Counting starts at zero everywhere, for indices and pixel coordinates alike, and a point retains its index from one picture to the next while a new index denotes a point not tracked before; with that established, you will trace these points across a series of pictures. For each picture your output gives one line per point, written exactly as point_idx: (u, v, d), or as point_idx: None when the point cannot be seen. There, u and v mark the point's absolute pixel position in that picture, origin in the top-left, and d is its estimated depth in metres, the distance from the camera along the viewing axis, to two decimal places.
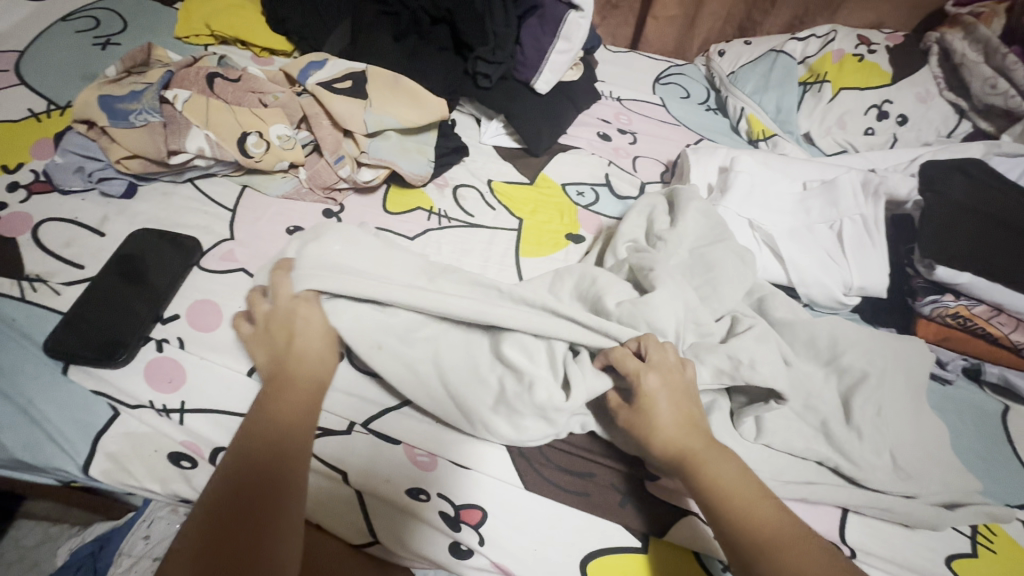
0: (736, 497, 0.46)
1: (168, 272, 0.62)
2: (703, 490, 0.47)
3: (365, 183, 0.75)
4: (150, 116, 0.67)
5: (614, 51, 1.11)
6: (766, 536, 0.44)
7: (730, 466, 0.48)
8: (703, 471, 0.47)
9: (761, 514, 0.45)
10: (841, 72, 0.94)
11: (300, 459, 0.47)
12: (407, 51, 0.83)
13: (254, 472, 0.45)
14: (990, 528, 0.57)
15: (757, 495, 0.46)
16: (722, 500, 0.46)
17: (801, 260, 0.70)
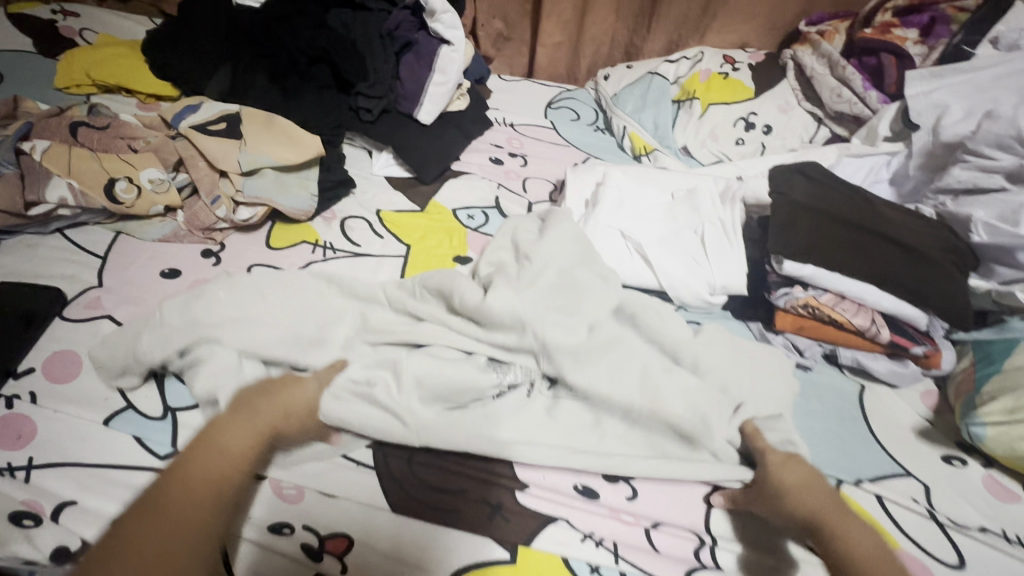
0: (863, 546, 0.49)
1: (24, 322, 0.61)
2: (836, 544, 0.50)
3: (244, 221, 0.75)
4: (3, 169, 0.66)
5: (508, 80, 1.16)
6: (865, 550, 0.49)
7: (859, 528, 0.51)
8: (842, 534, 0.50)
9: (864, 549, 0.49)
10: (708, 89, 1.01)
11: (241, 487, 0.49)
12: (286, 91, 0.85)
13: (194, 490, 0.46)
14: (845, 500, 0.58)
15: (881, 555, 0.49)
16: (841, 536, 0.50)
17: (668, 265, 0.73)
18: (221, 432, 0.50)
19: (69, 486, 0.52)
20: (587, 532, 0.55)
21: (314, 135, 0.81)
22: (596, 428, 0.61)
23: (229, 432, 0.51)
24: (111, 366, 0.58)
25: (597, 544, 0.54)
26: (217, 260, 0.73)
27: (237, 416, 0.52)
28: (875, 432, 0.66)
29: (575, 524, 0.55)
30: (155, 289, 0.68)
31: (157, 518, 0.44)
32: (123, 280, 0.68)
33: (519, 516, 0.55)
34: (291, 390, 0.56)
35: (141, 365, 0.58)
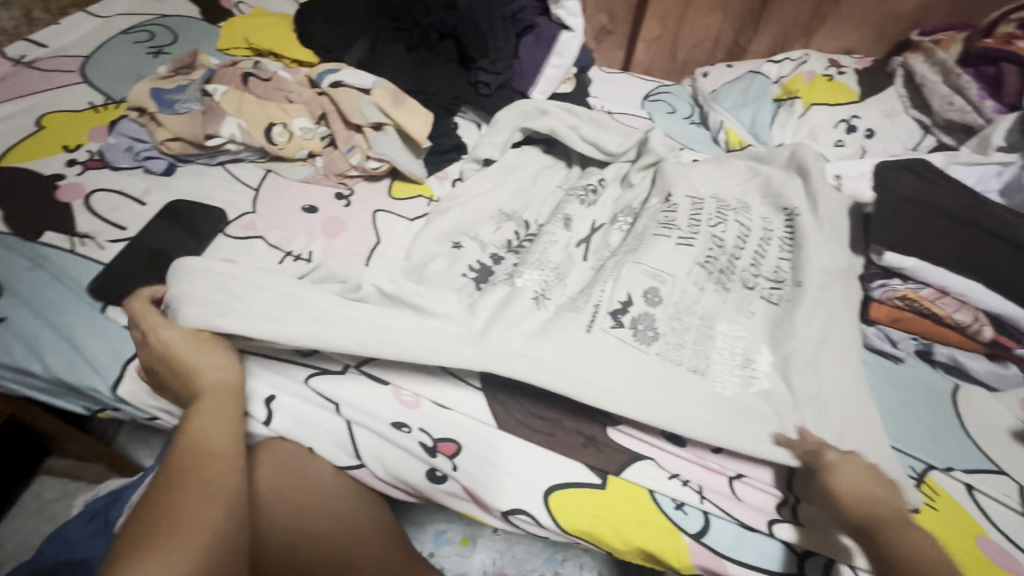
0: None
1: (181, 248, 0.70)
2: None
3: (373, 170, 0.84)
4: (192, 104, 0.78)
5: (608, 72, 1.22)
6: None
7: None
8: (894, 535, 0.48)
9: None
10: (811, 90, 1.03)
11: (205, 502, 0.46)
12: (417, 61, 0.94)
13: (185, 473, 0.47)
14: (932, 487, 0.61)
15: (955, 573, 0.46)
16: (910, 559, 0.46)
17: (773, 270, 0.71)
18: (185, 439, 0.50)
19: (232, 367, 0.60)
20: (673, 472, 0.58)
21: (426, 109, 0.88)
22: None
23: (197, 420, 0.51)
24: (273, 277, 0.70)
25: (683, 483, 0.57)
26: (348, 202, 0.82)
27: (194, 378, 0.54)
28: (967, 427, 0.67)
29: (661, 464, 0.59)
30: (299, 220, 0.78)
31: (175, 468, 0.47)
32: (272, 209, 0.79)
33: (611, 448, 0.59)
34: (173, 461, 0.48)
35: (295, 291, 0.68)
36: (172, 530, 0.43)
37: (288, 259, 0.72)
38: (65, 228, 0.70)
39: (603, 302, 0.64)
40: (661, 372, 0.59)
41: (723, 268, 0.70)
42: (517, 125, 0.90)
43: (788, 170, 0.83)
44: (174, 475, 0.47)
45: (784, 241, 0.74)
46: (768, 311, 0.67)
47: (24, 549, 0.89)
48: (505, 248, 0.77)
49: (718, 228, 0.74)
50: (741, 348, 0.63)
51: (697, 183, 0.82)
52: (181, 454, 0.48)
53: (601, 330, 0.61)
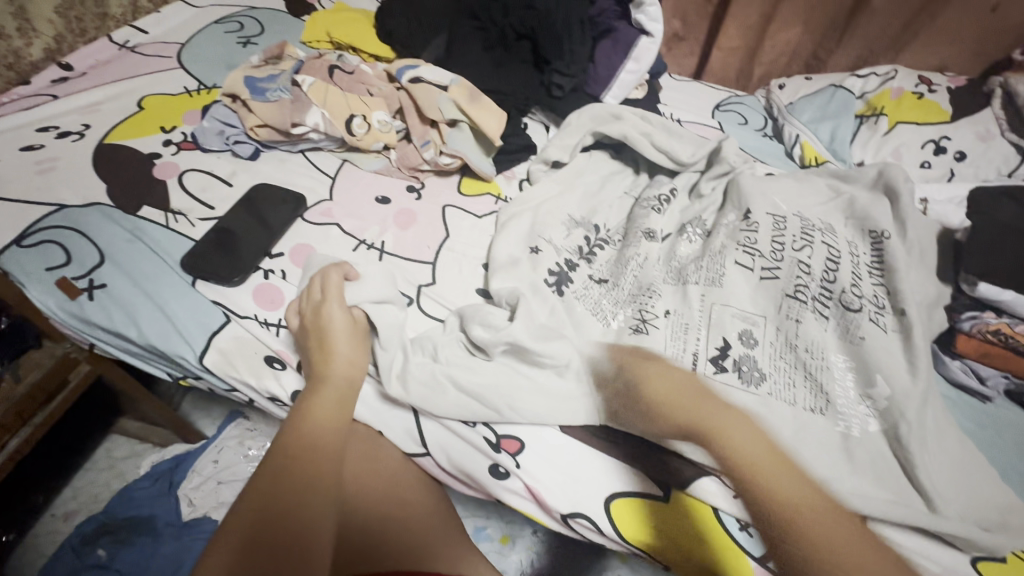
0: (759, 466, 0.54)
1: (252, 235, 0.72)
2: None
3: (445, 165, 0.85)
4: (282, 93, 0.82)
5: (678, 79, 1.20)
6: (804, 523, 0.49)
7: None
8: None
9: (765, 447, 0.57)
10: (899, 107, 0.98)
11: (312, 504, 0.49)
12: (494, 60, 0.95)
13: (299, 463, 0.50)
14: None
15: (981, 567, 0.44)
16: None
17: (852, 292, 0.68)
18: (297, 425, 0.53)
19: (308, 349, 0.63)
20: None
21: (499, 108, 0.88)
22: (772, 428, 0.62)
23: (316, 406, 0.55)
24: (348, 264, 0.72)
25: (750, 504, 0.57)
26: (419, 195, 0.84)
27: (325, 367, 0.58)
28: None
29: (726, 482, 0.58)
30: (373, 211, 0.80)
31: (281, 456, 0.50)
32: (348, 198, 0.81)
33: (672, 460, 0.59)
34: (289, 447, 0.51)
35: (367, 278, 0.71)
36: (274, 521, 0.46)
37: (361, 247, 0.74)
38: (159, 204, 0.75)
39: (700, 349, 0.67)
40: (769, 410, 0.63)
41: (817, 296, 0.70)
42: (590, 129, 0.90)
43: (874, 190, 0.79)
44: (284, 460, 0.50)
45: (872, 266, 0.72)
46: (879, 335, 0.65)
47: (93, 502, 0.95)
48: (577, 253, 0.78)
49: (803, 252, 0.73)
50: (852, 383, 0.64)
51: (772, 199, 0.80)
52: (293, 440, 0.52)
53: (705, 376, 0.65)
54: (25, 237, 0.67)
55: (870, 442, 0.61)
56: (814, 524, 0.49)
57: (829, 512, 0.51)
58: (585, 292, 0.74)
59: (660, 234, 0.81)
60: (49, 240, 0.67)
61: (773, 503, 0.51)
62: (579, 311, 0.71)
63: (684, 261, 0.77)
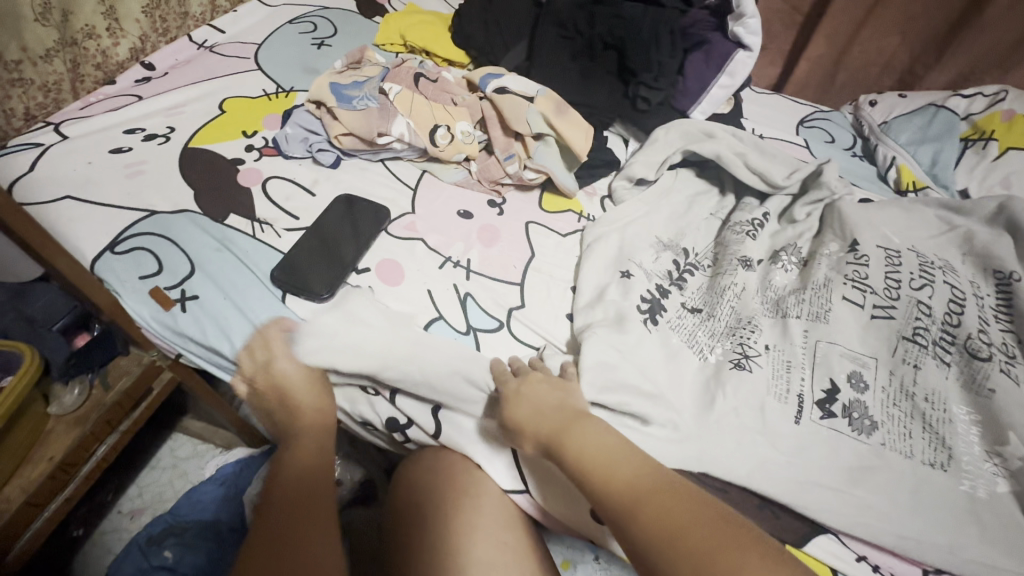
0: (597, 462, 0.45)
1: (317, 264, 0.69)
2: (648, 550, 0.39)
3: (528, 181, 0.82)
4: (369, 102, 0.79)
5: (759, 91, 1.14)
6: (678, 531, 0.38)
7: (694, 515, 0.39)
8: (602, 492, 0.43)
9: (615, 444, 0.47)
10: (1011, 132, 0.91)
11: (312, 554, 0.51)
12: (581, 70, 0.92)
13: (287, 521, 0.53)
14: None
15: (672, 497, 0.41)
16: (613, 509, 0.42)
17: (975, 338, 0.64)
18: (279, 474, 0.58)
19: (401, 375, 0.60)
20: (861, 554, 0.55)
21: (586, 124, 0.85)
22: (890, 487, 0.56)
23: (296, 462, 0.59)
24: (436, 279, 0.70)
25: (873, 569, 0.54)
26: (500, 211, 0.82)
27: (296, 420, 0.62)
28: None
29: (846, 542, 0.56)
30: (456, 226, 0.78)
31: (275, 503, 0.56)
32: (430, 211, 0.79)
33: (788, 517, 0.56)
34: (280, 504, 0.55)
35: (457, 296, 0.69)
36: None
37: (447, 265, 0.72)
38: (244, 212, 0.73)
39: (806, 390, 0.62)
40: (885, 464, 0.57)
41: (937, 340, 0.65)
42: (680, 147, 0.86)
43: (994, 225, 0.74)
44: (277, 509, 0.55)
45: (998, 310, 0.66)
46: (1012, 388, 0.59)
47: (158, 501, 0.95)
48: (667, 279, 0.74)
49: (922, 291, 0.68)
50: (979, 438, 0.58)
51: (880, 230, 0.75)
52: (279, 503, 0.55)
53: (811, 421, 0.60)
54: (117, 243, 0.66)
55: (998, 505, 0.55)
56: (661, 512, 0.40)
57: (678, 494, 0.41)
58: (680, 322, 0.69)
59: (758, 262, 0.76)
60: (141, 247, 0.66)
61: (648, 515, 0.40)
62: (675, 342, 0.66)
63: (784, 293, 0.72)
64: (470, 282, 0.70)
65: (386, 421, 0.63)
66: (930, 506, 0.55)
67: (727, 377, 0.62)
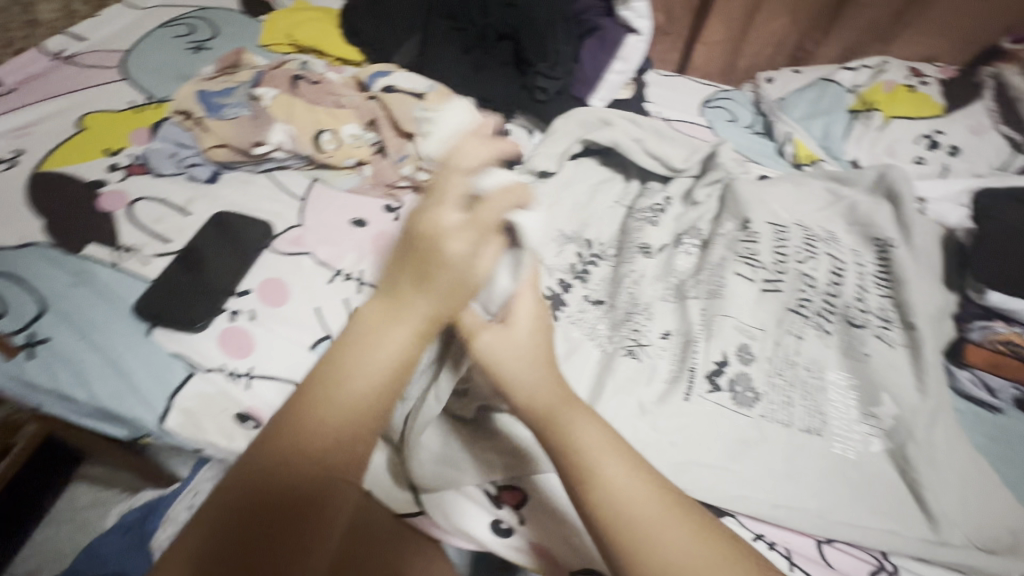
0: (648, 525, 0.37)
1: (224, 267, 0.67)
2: None
3: (424, 182, 0.79)
4: (240, 110, 0.74)
5: (664, 74, 1.15)
6: None
7: None
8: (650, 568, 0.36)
9: (637, 488, 0.39)
10: (892, 100, 0.95)
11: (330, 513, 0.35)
12: (473, 62, 0.88)
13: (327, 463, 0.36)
14: None
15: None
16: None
17: (856, 306, 0.65)
18: (301, 436, 0.36)
19: (282, 400, 0.57)
20: (758, 532, 0.56)
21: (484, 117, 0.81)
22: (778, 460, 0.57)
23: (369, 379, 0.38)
24: (326, 295, 0.67)
25: (769, 547, 0.55)
26: (397, 216, 0.78)
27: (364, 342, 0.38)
28: None
29: (744, 523, 0.57)
30: (348, 236, 0.74)
31: (296, 453, 0.35)
32: (319, 222, 0.75)
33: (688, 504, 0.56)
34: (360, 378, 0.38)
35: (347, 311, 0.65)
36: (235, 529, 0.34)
37: (338, 279, 0.68)
38: (106, 240, 0.67)
39: (698, 364, 0.62)
40: (764, 435, 0.59)
41: (820, 310, 0.66)
42: (578, 137, 0.84)
43: (875, 194, 0.76)
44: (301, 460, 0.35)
45: (879, 276, 0.68)
46: (885, 352, 0.62)
47: (55, 559, 0.88)
48: (571, 272, 0.73)
49: (807, 263, 0.69)
50: (855, 401, 0.61)
51: (771, 207, 0.76)
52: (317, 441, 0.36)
53: (700, 395, 0.60)
54: None
55: (873, 463, 0.58)
56: None
57: None
58: (581, 316, 0.68)
59: (659, 247, 0.76)
60: None
61: None
62: (575, 335, 0.66)
63: (683, 275, 0.73)
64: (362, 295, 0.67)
65: None
66: (812, 470, 0.57)
67: (623, 367, 0.62)
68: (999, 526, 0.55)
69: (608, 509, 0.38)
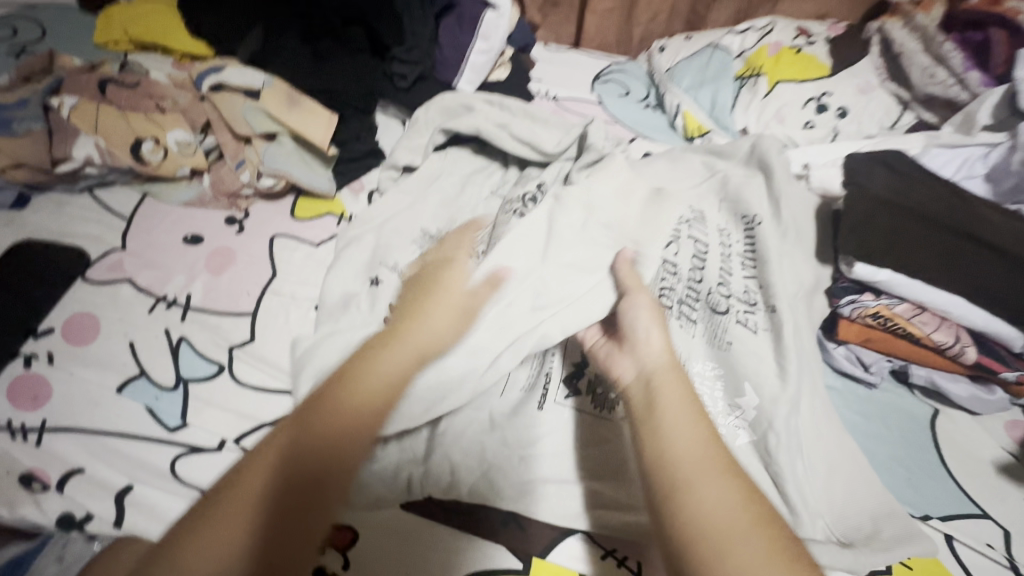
0: (697, 464, 0.41)
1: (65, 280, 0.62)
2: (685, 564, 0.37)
3: (267, 189, 0.71)
4: (32, 125, 0.66)
5: (555, 49, 1.08)
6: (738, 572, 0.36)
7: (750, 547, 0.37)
8: (688, 500, 0.39)
9: (700, 440, 0.43)
10: (777, 65, 0.91)
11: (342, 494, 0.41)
12: (317, 53, 0.80)
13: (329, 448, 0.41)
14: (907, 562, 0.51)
15: (750, 528, 0.38)
16: (688, 514, 0.39)
17: (717, 290, 0.62)
18: (318, 419, 0.42)
19: (80, 453, 0.51)
20: (609, 548, 0.50)
21: (331, 112, 0.75)
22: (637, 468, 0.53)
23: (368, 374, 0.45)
24: (144, 325, 0.59)
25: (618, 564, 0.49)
26: (240, 228, 0.70)
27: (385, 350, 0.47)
28: (946, 463, 0.58)
29: (596, 539, 0.51)
30: (177, 255, 0.66)
31: (307, 431, 0.41)
32: (145, 243, 0.67)
33: (536, 525, 0.51)
34: (382, 369, 0.46)
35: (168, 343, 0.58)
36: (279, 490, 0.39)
37: (159, 306, 0.61)
38: None
39: (554, 369, 0.59)
40: (622, 440, 0.55)
41: (683, 298, 0.62)
42: (439, 125, 0.78)
43: (749, 166, 0.73)
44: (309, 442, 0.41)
45: (745, 256, 0.65)
46: (747, 339, 0.59)
47: None
48: None
49: (670, 248, 0.64)
50: (720, 392, 0.58)
51: (644, 188, 0.71)
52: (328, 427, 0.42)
53: (554, 403, 0.57)
54: None
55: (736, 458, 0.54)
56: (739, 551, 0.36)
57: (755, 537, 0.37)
58: None
59: None
60: None
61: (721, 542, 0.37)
62: None
63: None
64: (189, 323, 0.60)
65: (58, 520, 0.47)
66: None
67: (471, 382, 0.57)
68: (862, 513, 0.52)
69: (672, 460, 0.42)
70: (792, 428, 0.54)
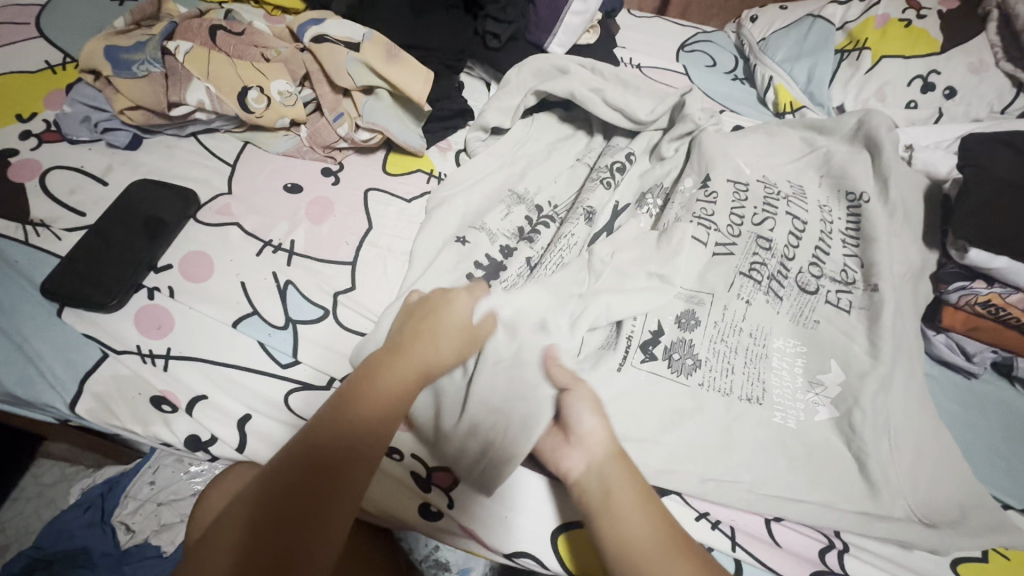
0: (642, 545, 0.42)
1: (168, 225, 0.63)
2: None
3: (364, 142, 0.72)
4: (152, 66, 0.68)
5: (640, 16, 1.05)
6: None
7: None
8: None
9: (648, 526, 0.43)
10: (884, 38, 0.86)
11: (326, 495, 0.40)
12: (414, 7, 0.81)
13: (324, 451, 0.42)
14: (1003, 551, 0.51)
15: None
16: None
17: (810, 273, 0.62)
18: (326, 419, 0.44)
19: (205, 382, 0.54)
20: (702, 511, 0.51)
21: (426, 68, 0.75)
22: (732, 437, 0.53)
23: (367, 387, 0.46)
24: (253, 267, 0.62)
25: (713, 526, 0.50)
26: (336, 179, 0.72)
27: (422, 336, 0.50)
28: None
29: (688, 501, 0.51)
30: (280, 203, 0.68)
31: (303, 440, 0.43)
32: (250, 189, 0.69)
33: None
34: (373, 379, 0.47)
35: (274, 287, 0.61)
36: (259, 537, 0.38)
37: (266, 250, 0.63)
38: (15, 214, 0.62)
39: (634, 331, 0.57)
40: (701, 405, 0.54)
41: (774, 273, 0.62)
42: (531, 87, 0.77)
43: (854, 143, 0.70)
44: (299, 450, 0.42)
45: (846, 235, 0.64)
46: (837, 318, 0.59)
47: (25, 534, 0.86)
48: (516, 236, 0.68)
49: (764, 224, 0.64)
50: (801, 368, 0.57)
51: (739, 164, 0.70)
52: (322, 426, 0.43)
53: (633, 365, 0.55)
54: None
55: (829, 436, 0.53)
56: None
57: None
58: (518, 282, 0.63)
59: (609, 207, 0.69)
60: None
61: None
62: None
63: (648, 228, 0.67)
64: (293, 269, 0.62)
65: (186, 440, 0.53)
66: (748, 441, 0.53)
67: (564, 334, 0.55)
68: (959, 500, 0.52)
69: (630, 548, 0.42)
70: (880, 405, 0.53)
